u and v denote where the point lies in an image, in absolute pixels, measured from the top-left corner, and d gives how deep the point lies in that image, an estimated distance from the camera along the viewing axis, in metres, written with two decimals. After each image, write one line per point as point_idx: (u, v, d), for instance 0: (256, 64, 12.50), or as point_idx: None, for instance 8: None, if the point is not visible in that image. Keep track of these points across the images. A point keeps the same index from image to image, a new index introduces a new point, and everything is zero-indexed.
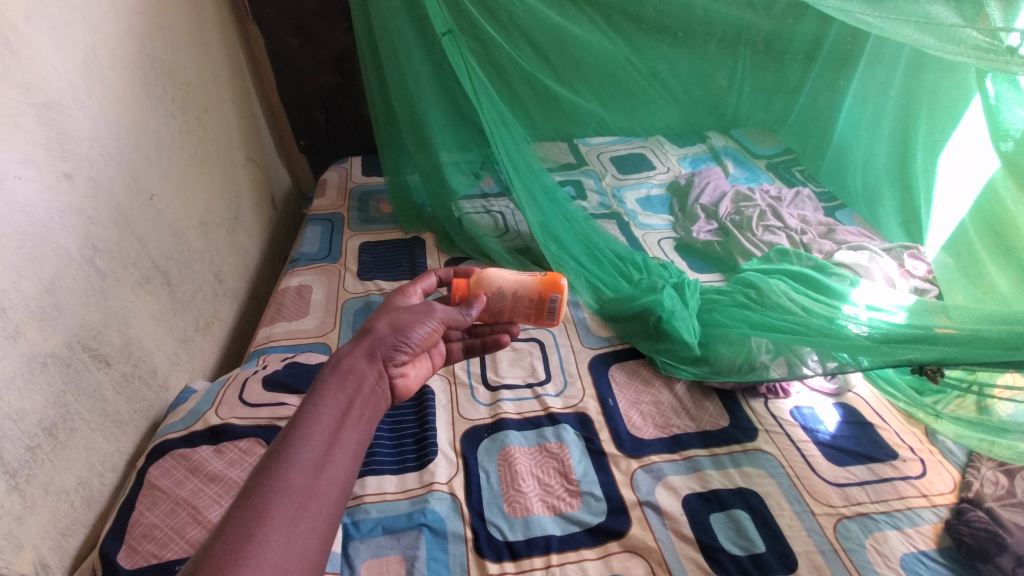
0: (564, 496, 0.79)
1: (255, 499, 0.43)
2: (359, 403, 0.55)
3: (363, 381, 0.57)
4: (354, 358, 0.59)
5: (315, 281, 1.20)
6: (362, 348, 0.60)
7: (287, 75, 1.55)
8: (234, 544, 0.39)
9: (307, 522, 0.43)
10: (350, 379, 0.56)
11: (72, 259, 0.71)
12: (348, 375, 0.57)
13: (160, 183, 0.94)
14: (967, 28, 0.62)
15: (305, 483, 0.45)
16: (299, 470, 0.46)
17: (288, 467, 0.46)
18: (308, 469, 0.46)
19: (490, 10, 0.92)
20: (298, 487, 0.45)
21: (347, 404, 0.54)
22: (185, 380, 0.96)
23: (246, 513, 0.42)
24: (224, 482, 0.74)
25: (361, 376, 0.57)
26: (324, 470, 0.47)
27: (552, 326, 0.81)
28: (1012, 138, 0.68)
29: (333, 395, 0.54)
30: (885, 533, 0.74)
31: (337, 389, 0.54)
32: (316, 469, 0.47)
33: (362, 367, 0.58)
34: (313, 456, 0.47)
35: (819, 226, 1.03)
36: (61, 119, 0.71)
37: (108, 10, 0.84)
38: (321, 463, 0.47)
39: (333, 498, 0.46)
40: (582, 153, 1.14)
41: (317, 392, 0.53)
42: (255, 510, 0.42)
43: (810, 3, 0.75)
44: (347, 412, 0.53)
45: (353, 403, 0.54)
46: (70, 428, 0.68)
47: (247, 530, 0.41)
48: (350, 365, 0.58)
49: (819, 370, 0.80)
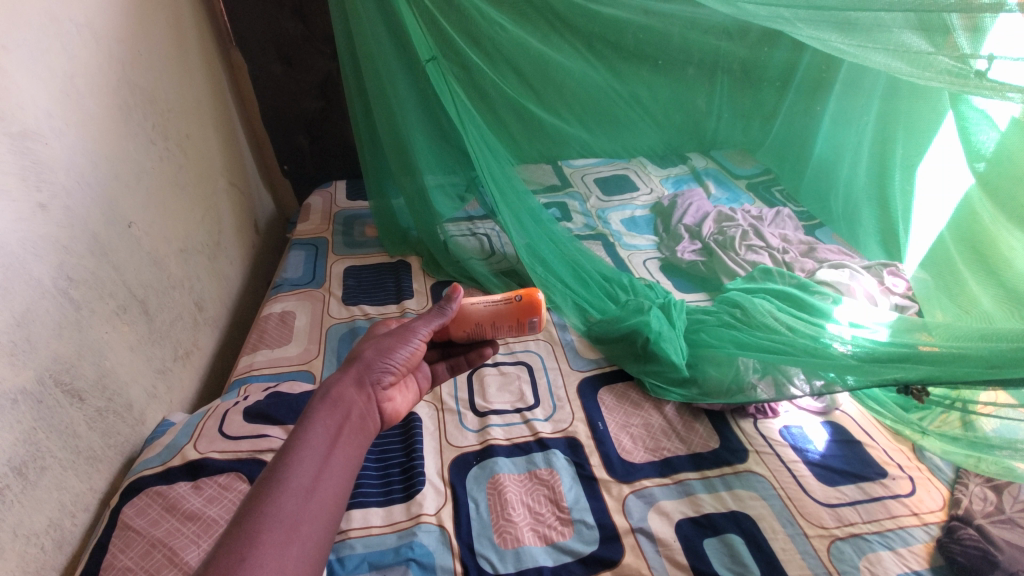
0: (556, 525, 0.77)
1: (246, 525, 0.41)
2: (349, 429, 0.54)
3: (352, 407, 0.56)
4: (342, 386, 0.58)
5: (298, 307, 1.18)
6: (350, 375, 0.59)
7: (270, 101, 1.56)
8: (226, 568, 0.38)
9: (298, 546, 0.42)
10: (338, 406, 0.55)
11: (46, 290, 0.69)
12: (337, 401, 0.55)
13: (138, 212, 0.92)
14: (936, 54, 0.64)
15: (295, 508, 0.44)
16: (290, 495, 0.44)
17: (277, 492, 0.44)
18: (298, 494, 0.45)
19: (474, 38, 0.93)
20: (289, 512, 0.43)
21: (336, 429, 0.53)
22: (162, 412, 0.93)
23: (237, 539, 0.40)
24: (202, 520, 0.72)
25: (349, 403, 0.56)
26: (315, 494, 0.46)
27: (537, 316, 0.75)
28: (984, 159, 0.72)
29: (322, 421, 0.52)
30: (879, 553, 0.73)
31: (327, 415, 0.53)
32: (306, 494, 0.45)
33: (350, 395, 0.57)
34: (304, 481, 0.46)
35: (800, 244, 1.07)
36: (36, 148, 0.70)
37: (88, 39, 0.84)
38: (312, 488, 0.46)
39: (323, 524, 0.45)
40: (566, 175, 1.16)
41: (305, 420, 0.52)
42: (246, 537, 0.40)
43: (784, 32, 0.78)
44: (336, 437, 0.52)
45: (342, 428, 0.53)
46: (39, 467, 0.65)
47: (239, 554, 0.39)
48: (339, 392, 0.56)
49: (807, 391, 0.78)
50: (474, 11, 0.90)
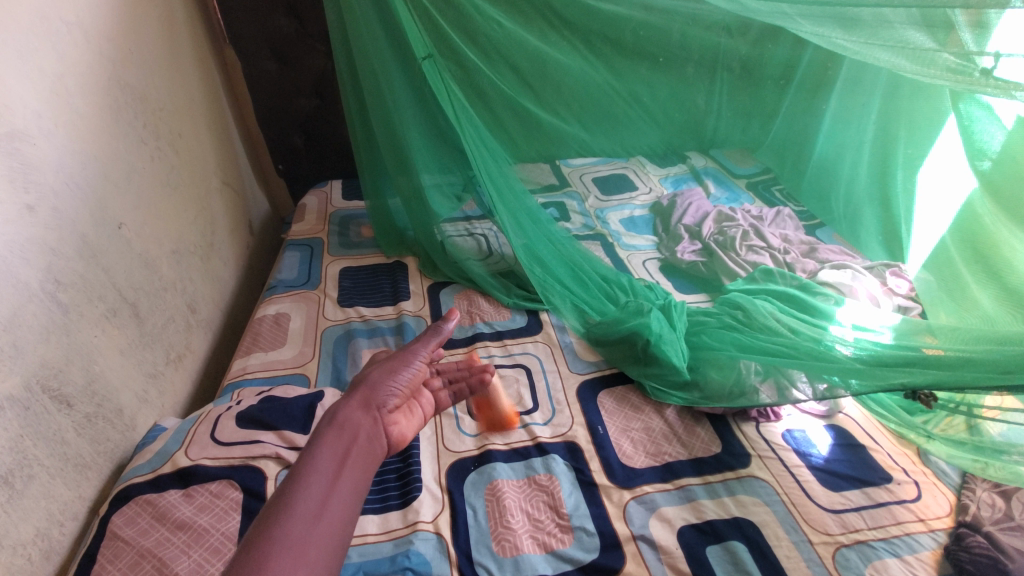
0: (555, 532, 0.76)
1: (254, 551, 0.40)
2: (356, 452, 0.53)
3: (358, 431, 0.55)
4: (348, 411, 0.57)
5: (293, 309, 1.17)
6: (355, 401, 0.59)
7: (265, 99, 1.53)
8: None
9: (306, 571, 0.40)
10: (345, 430, 0.54)
11: (33, 293, 0.67)
12: (343, 426, 0.55)
13: (129, 213, 0.90)
14: (939, 51, 0.63)
15: (303, 532, 0.42)
16: (297, 519, 0.43)
17: (284, 517, 0.43)
18: (306, 518, 0.43)
19: (471, 36, 0.91)
20: (297, 536, 0.42)
21: (343, 454, 0.52)
22: (154, 417, 0.91)
23: (245, 565, 0.39)
24: (193, 529, 0.70)
25: (355, 426, 0.55)
26: (323, 518, 0.44)
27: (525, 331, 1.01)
28: (989, 157, 0.74)
29: (329, 446, 0.52)
30: (885, 561, 0.72)
31: (333, 441, 0.52)
32: (314, 517, 0.44)
33: (356, 418, 0.57)
34: (311, 505, 0.45)
35: (801, 244, 1.04)
36: (24, 149, 0.68)
37: (78, 36, 0.82)
38: (319, 511, 0.44)
39: (333, 548, 0.43)
40: (565, 175, 1.13)
41: (312, 446, 0.51)
42: (253, 563, 0.39)
43: (787, 28, 0.77)
44: (343, 460, 0.51)
45: (350, 452, 0.52)
46: (26, 476, 0.64)
47: None
48: (344, 418, 0.56)
49: (810, 394, 0.77)
50: (472, 10, 0.88)
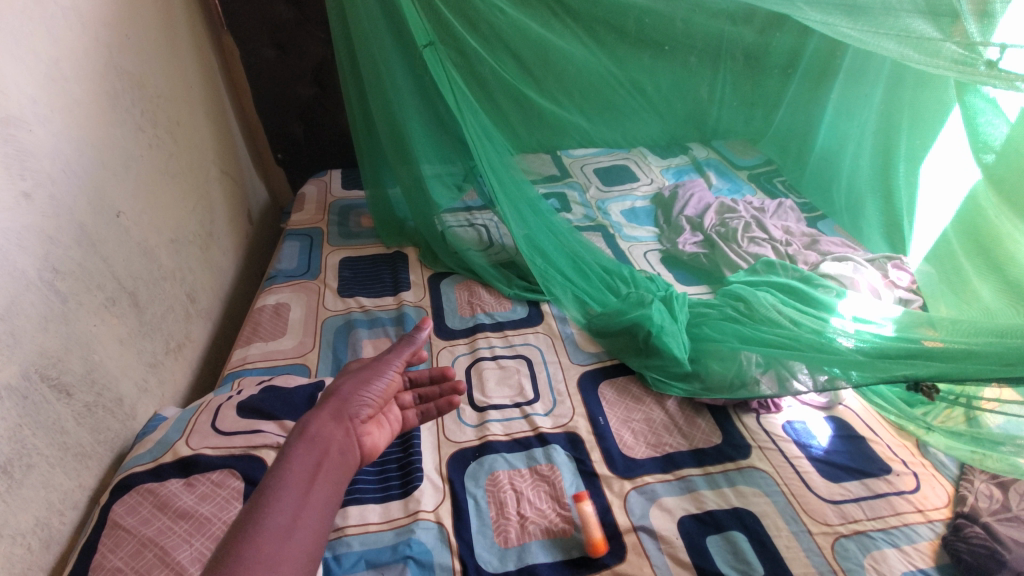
0: (557, 521, 0.76)
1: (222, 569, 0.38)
2: (328, 464, 0.51)
3: (330, 443, 0.54)
4: (319, 422, 0.55)
5: (292, 298, 1.16)
6: (327, 411, 0.57)
7: (264, 87, 1.52)
8: None
9: None
10: (317, 442, 0.53)
11: (30, 282, 0.66)
12: (314, 439, 0.53)
13: (126, 200, 0.89)
14: (944, 41, 0.62)
15: (275, 549, 0.41)
16: (268, 535, 0.41)
17: (254, 532, 0.41)
18: (277, 534, 0.42)
19: (472, 22, 0.90)
20: (269, 553, 0.40)
21: (314, 467, 0.50)
22: (154, 406, 0.91)
23: None
24: (194, 518, 0.70)
25: (327, 438, 0.54)
26: (295, 533, 0.43)
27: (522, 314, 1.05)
28: (993, 150, 0.70)
29: (299, 459, 0.50)
30: (883, 551, 0.72)
31: (303, 453, 0.51)
32: (286, 533, 0.42)
33: (328, 429, 0.55)
34: (283, 520, 0.43)
35: (803, 236, 1.04)
36: (19, 135, 0.67)
37: (73, 20, 0.81)
38: (291, 526, 0.43)
39: (306, 564, 0.41)
40: (565, 165, 1.15)
41: (282, 458, 0.50)
42: None
43: (793, 17, 0.76)
44: (315, 474, 0.49)
45: (321, 465, 0.51)
46: (25, 465, 0.64)
47: None
48: (315, 430, 0.54)
49: (811, 385, 0.77)
50: None
